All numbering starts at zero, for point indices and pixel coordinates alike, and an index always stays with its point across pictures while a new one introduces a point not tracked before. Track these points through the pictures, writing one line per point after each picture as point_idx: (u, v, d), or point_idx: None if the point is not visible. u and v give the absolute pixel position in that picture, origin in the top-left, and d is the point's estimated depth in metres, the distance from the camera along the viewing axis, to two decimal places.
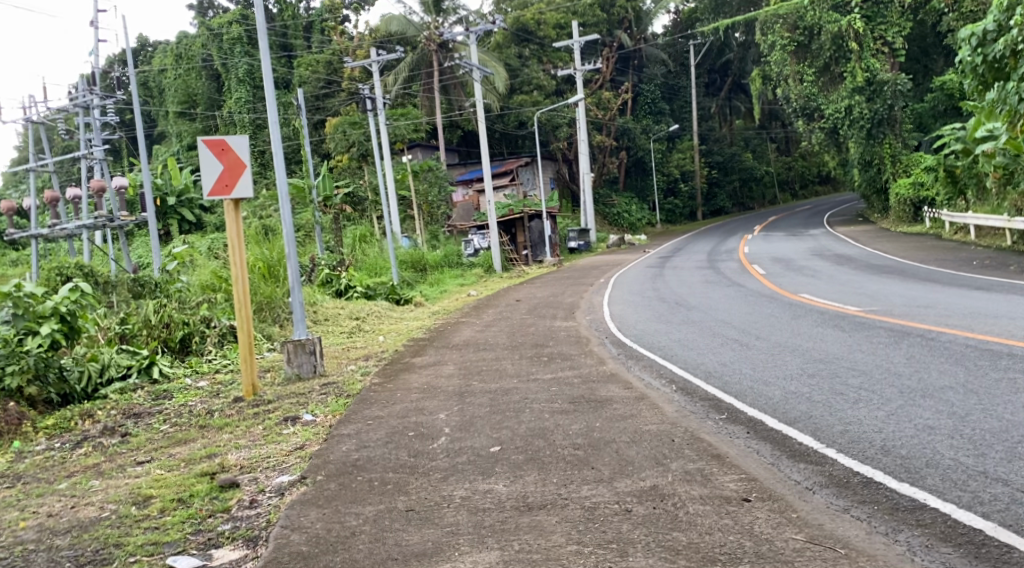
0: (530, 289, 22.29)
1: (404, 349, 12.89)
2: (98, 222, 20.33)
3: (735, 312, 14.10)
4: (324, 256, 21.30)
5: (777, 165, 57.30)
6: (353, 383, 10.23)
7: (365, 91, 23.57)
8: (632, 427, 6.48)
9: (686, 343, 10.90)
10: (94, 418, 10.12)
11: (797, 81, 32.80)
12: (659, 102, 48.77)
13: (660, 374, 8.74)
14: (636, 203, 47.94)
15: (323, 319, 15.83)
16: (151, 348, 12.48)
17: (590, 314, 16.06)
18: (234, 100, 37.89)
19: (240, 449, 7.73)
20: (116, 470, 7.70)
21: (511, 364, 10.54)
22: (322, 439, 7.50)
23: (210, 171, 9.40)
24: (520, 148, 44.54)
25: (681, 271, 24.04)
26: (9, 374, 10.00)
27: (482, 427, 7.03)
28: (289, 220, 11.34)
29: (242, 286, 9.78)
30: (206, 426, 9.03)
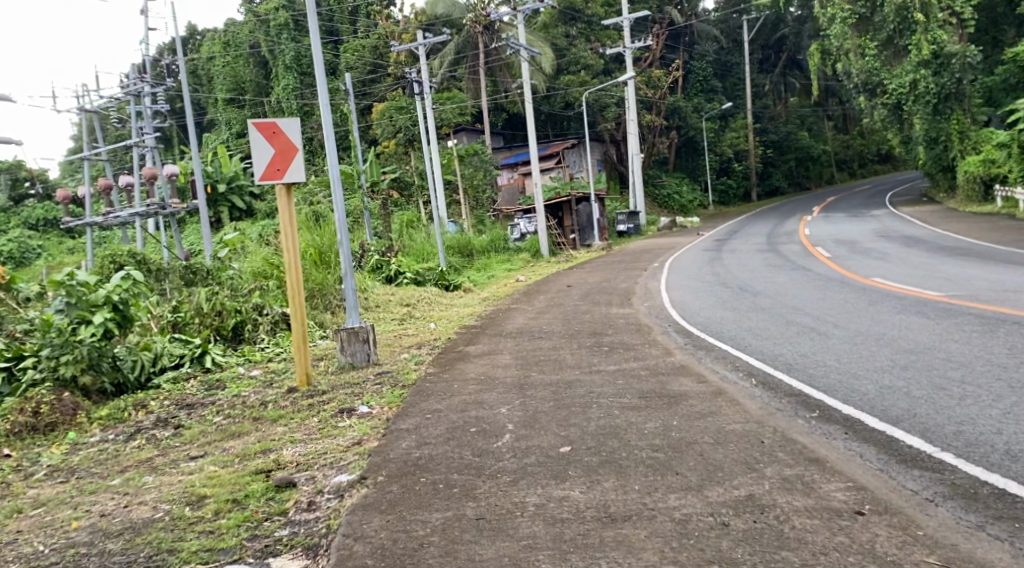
0: (582, 274, 21.79)
1: (458, 336, 12.52)
2: (150, 210, 20.23)
3: (805, 298, 13.52)
4: (374, 242, 21.03)
5: (833, 143, 55.88)
6: (408, 372, 9.91)
7: (411, 74, 23.18)
8: (715, 428, 6.09)
9: (758, 332, 10.38)
10: (147, 409, 9.91)
11: (858, 55, 32.32)
12: (710, 81, 47.74)
13: (734, 366, 8.25)
14: (687, 185, 47.16)
15: (374, 306, 15.54)
16: (203, 336, 12.29)
17: (648, 300, 15.55)
18: (282, 86, 37.75)
19: (295, 445, 7.42)
20: (169, 465, 7.44)
21: (571, 354, 10.13)
22: (379, 434, 7.14)
23: (261, 155, 9.10)
24: (566, 130, 43.90)
25: (739, 254, 23.42)
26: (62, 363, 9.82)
27: (548, 424, 6.62)
28: (342, 206, 11.00)
29: (295, 274, 9.47)
30: (259, 418, 8.74)
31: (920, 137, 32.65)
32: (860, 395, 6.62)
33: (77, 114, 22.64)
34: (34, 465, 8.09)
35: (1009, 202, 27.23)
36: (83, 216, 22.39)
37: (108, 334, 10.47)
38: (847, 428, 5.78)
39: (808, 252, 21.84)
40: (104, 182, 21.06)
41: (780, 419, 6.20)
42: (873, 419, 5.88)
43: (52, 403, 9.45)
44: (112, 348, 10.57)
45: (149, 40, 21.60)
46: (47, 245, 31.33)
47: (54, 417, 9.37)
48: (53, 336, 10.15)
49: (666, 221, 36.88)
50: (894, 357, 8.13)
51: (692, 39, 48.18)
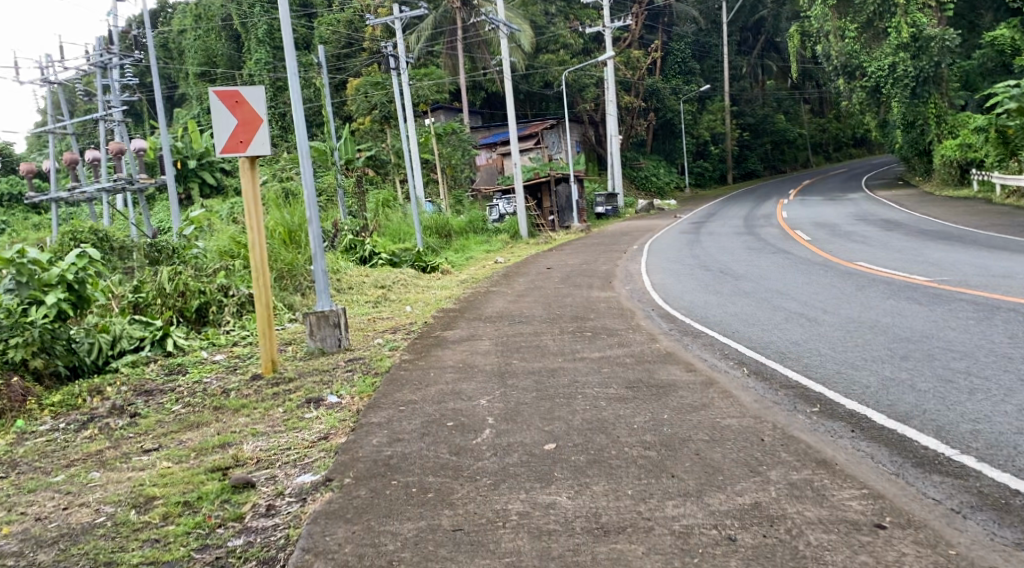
0: (560, 256, 21.30)
1: (434, 321, 12.00)
2: (116, 186, 19.44)
3: (789, 282, 13.10)
4: (347, 221, 20.45)
5: (811, 126, 55.62)
6: (381, 359, 9.41)
7: (387, 49, 22.46)
8: (708, 422, 5.66)
9: (745, 317, 9.93)
10: (103, 395, 9.34)
11: (838, 37, 32.03)
12: (689, 61, 47.25)
13: (724, 355, 7.80)
14: (665, 167, 46.85)
15: (347, 288, 14.97)
16: (165, 319, 11.71)
17: (629, 284, 15.10)
18: (254, 61, 36.90)
19: (259, 439, 6.91)
20: (121, 459, 6.90)
21: (551, 340, 9.66)
22: (348, 429, 6.63)
23: (223, 126, 8.53)
24: (544, 110, 43.32)
25: (719, 236, 23.01)
26: (11, 346, 9.24)
27: (530, 418, 6.14)
28: (311, 183, 10.42)
29: (261, 254, 8.91)
30: (220, 408, 8.20)
31: (899, 121, 32.43)
32: (863, 388, 6.18)
33: (41, 87, 21.78)
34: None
35: (985, 186, 27.07)
36: (48, 191, 21.56)
37: (62, 316, 9.87)
38: (855, 425, 5.33)
39: (788, 235, 21.48)
40: (69, 157, 20.24)
41: (780, 414, 5.74)
42: (881, 414, 5.46)
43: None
44: (67, 331, 9.96)
45: (118, 11, 20.76)
46: (12, 222, 30.38)
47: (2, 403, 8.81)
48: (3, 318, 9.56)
49: (644, 203, 36.45)
50: (892, 345, 7.70)
51: (671, 19, 47.68)
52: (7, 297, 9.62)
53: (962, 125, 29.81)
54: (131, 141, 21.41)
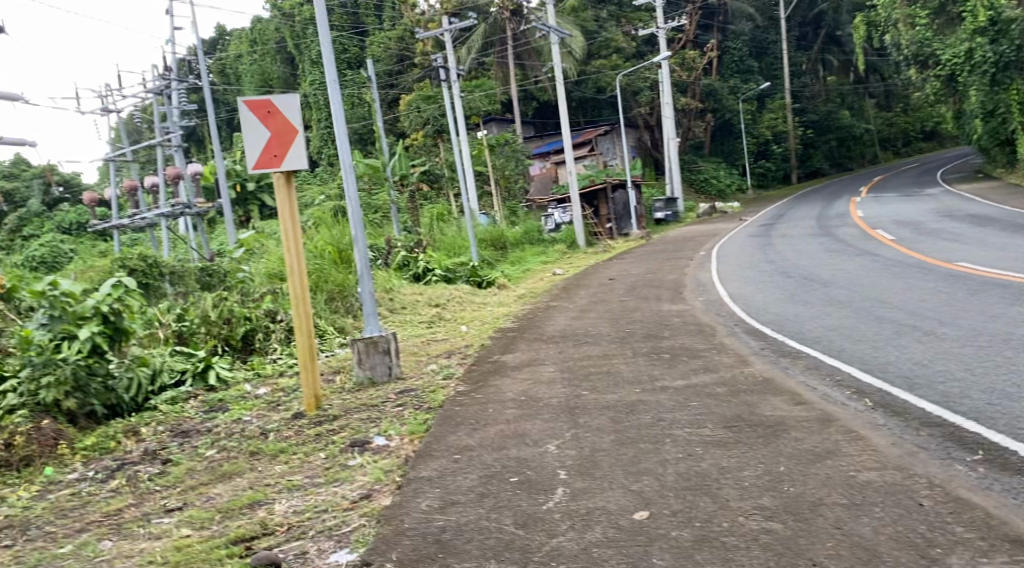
0: (622, 265, 20.13)
1: (492, 343, 10.90)
2: (173, 211, 18.45)
3: (887, 288, 11.72)
4: (399, 238, 19.57)
5: (877, 122, 53.40)
6: (435, 391, 8.33)
7: (437, 60, 21.51)
8: (840, 475, 4.49)
9: (849, 332, 8.63)
10: (139, 436, 8.36)
11: (908, 26, 30.24)
12: (746, 60, 45.78)
13: (837, 382, 6.56)
14: (725, 168, 45.35)
15: (400, 307, 13.99)
16: (209, 348, 10.75)
17: (703, 295, 13.83)
18: (310, 82, 36.61)
19: (297, 495, 5.87)
20: (142, 524, 5.93)
21: (625, 364, 8.52)
22: (395, 486, 5.54)
23: (255, 139, 7.57)
24: (599, 116, 42.24)
25: (792, 239, 21.57)
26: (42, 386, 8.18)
27: (611, 472, 5.01)
28: (354, 198, 9.42)
29: (300, 280, 7.87)
30: (257, 453, 7.19)
31: (977, 111, 30.50)
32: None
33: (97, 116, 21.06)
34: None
35: None
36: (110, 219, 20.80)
37: (98, 350, 8.76)
38: None
39: (869, 235, 19.99)
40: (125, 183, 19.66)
41: (930, 464, 4.54)
42: None
43: (27, 433, 7.85)
44: (105, 366, 8.88)
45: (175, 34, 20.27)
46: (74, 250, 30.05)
47: (31, 449, 7.72)
48: (33, 355, 8.43)
49: (706, 207, 35.03)
50: None
51: (726, 18, 46.22)
52: (39, 332, 8.51)
53: None
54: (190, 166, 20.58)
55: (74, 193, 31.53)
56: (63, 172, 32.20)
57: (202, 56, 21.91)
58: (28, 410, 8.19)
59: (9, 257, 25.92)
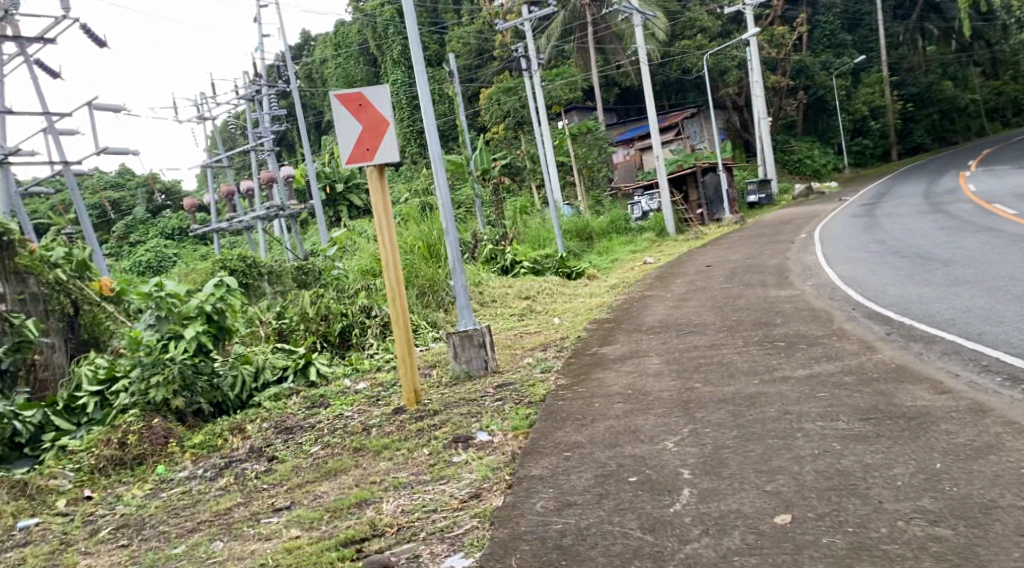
0: (718, 251, 19.50)
1: (589, 334, 10.52)
2: (269, 214, 18.49)
3: (1017, 266, 11.30)
4: (487, 231, 19.28)
5: (983, 91, 50.82)
6: (535, 385, 7.99)
7: (519, 49, 21.14)
8: (1009, 471, 4.23)
9: (987, 316, 8.39)
10: (245, 434, 8.09)
11: None
12: (839, 34, 44.12)
13: (985, 369, 6.35)
14: (819, 148, 43.88)
15: (490, 301, 13.74)
16: (309, 345, 10.55)
17: (810, 278, 13.22)
18: (394, 81, 36.68)
19: (405, 494, 5.46)
20: (251, 523, 5.61)
21: (736, 355, 8.13)
22: (505, 486, 5.22)
23: (347, 133, 7.27)
24: (685, 99, 41.32)
25: (900, 217, 20.65)
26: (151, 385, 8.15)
27: (741, 472, 4.67)
28: (445, 189, 9.17)
29: (394, 273, 7.59)
30: (360, 449, 6.84)
31: None
32: None
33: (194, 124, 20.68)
34: (104, 516, 6.54)
35: None
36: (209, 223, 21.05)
37: (202, 349, 8.68)
38: None
39: (985, 210, 19.00)
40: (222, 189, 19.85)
41: None
42: None
43: (140, 431, 7.74)
44: (209, 365, 8.79)
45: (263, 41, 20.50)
46: None
47: (143, 448, 7.63)
48: (141, 355, 8.46)
49: (801, 188, 33.86)
50: None
51: None
52: (146, 332, 8.52)
53: None
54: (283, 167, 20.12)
55: (174, 200, 32.21)
56: (164, 181, 32.96)
57: (290, 60, 21.85)
58: (139, 409, 8.14)
59: (115, 263, 26.69)
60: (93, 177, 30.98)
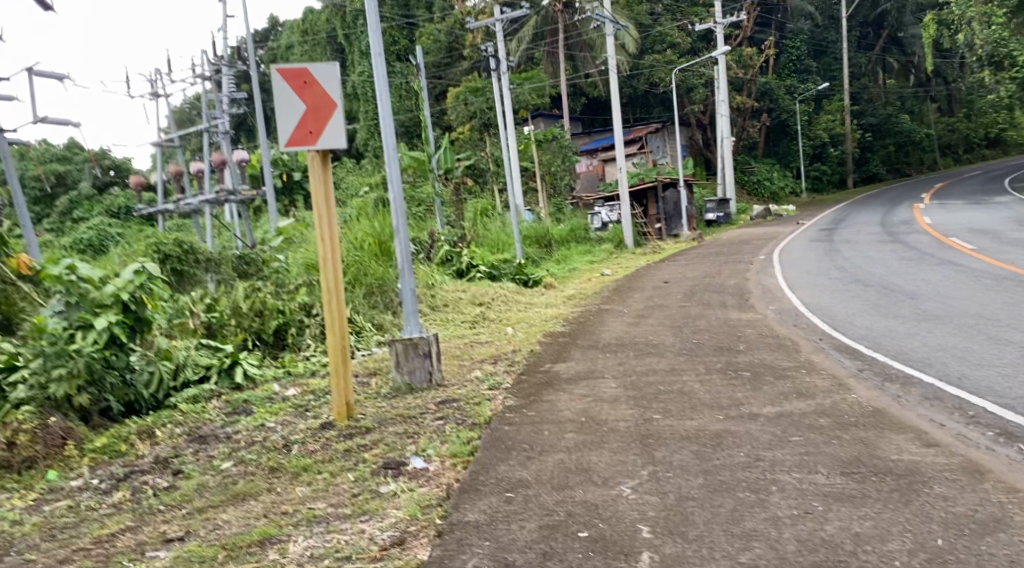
0: (677, 268, 18.97)
1: (542, 348, 9.85)
2: (217, 197, 16.73)
3: (984, 303, 10.99)
4: (443, 231, 18.56)
5: (938, 126, 51.38)
6: (481, 403, 7.21)
7: (487, 48, 20.34)
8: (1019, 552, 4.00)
9: (964, 357, 8.16)
10: (155, 439, 7.14)
11: (983, 25, 28.37)
12: (804, 59, 44.11)
13: (972, 422, 6.10)
14: (779, 170, 43.89)
15: (441, 305, 12.98)
16: (237, 343, 9.33)
17: (773, 302, 12.73)
18: (358, 73, 35.59)
19: (317, 533, 4.68)
20: (134, 558, 4.74)
21: (700, 383, 7.53)
22: (434, 534, 4.52)
23: (287, 113, 6.43)
24: (650, 113, 40.95)
25: (858, 244, 20.38)
26: (56, 379, 7.13)
27: (712, 543, 4.17)
28: (397, 182, 8.37)
29: (334, 271, 6.67)
30: (277, 469, 5.89)
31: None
32: None
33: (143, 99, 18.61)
34: None
35: None
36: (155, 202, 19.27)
37: (116, 342, 7.55)
38: None
39: (942, 242, 18.83)
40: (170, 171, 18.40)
41: None
42: None
43: (33, 430, 6.79)
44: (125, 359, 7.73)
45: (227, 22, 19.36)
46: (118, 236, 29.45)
47: (34, 450, 6.68)
48: (46, 345, 7.27)
49: (760, 210, 33.60)
50: None
51: (784, 15, 44.58)
52: (52, 319, 7.33)
53: None
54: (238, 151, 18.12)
55: (123, 178, 30.87)
56: (112, 157, 31.56)
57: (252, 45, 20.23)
58: (37, 405, 7.11)
59: (56, 239, 25.33)
60: (35, 148, 29.47)
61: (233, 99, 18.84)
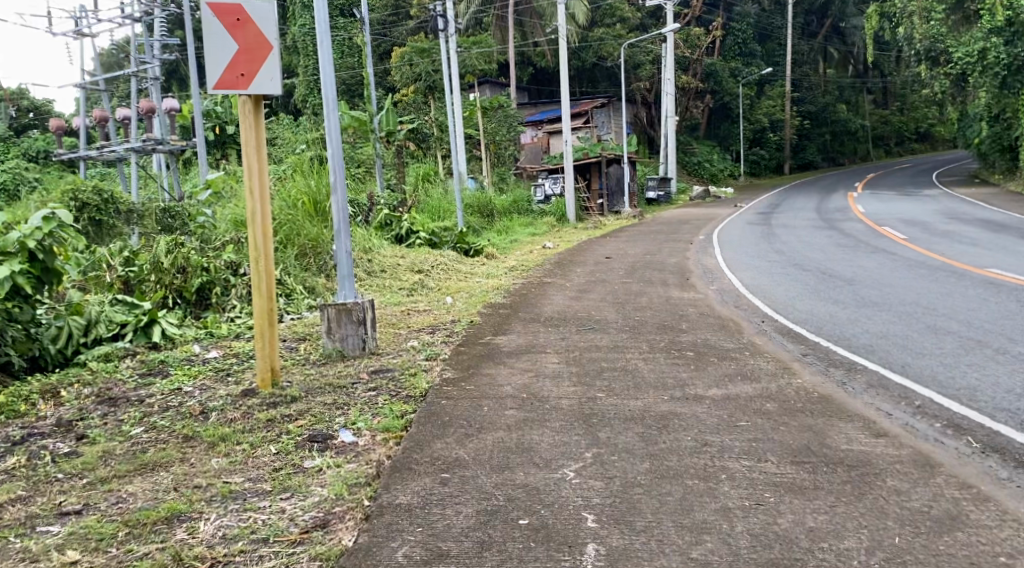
0: (618, 244, 18.78)
1: (483, 320, 9.53)
2: (144, 146, 15.86)
3: (921, 292, 10.99)
4: (382, 194, 18.03)
5: (873, 118, 52.22)
6: (417, 374, 6.87)
7: (435, 8, 19.76)
8: (979, 555, 3.84)
9: (905, 346, 8.07)
10: (58, 400, 6.59)
11: (923, 19, 28.21)
12: (750, 42, 44.20)
13: (920, 412, 5.97)
14: (719, 152, 44.11)
15: (378, 271, 12.51)
16: (156, 301, 8.77)
17: (715, 282, 12.58)
18: (298, 26, 34.43)
19: (232, 511, 4.29)
20: (22, 534, 4.27)
21: (645, 362, 7.28)
22: (361, 517, 4.18)
23: (218, 53, 5.95)
24: (596, 87, 40.65)
25: (795, 228, 20.46)
26: None
27: (662, 536, 3.93)
28: (335, 137, 7.91)
29: (263, 229, 6.22)
30: (192, 438, 5.46)
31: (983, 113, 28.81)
32: None
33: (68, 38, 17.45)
34: None
35: None
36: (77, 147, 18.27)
37: (19, 293, 6.98)
38: None
39: (876, 230, 19.00)
40: (94, 115, 17.34)
41: None
42: None
43: None
44: (29, 312, 7.16)
45: None
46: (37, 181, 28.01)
47: None
48: None
49: (700, 190, 33.68)
50: None
51: None
52: None
53: None
54: (168, 99, 17.23)
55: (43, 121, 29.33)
56: (33, 98, 29.93)
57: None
58: None
59: None
60: None
61: (164, 44, 17.80)
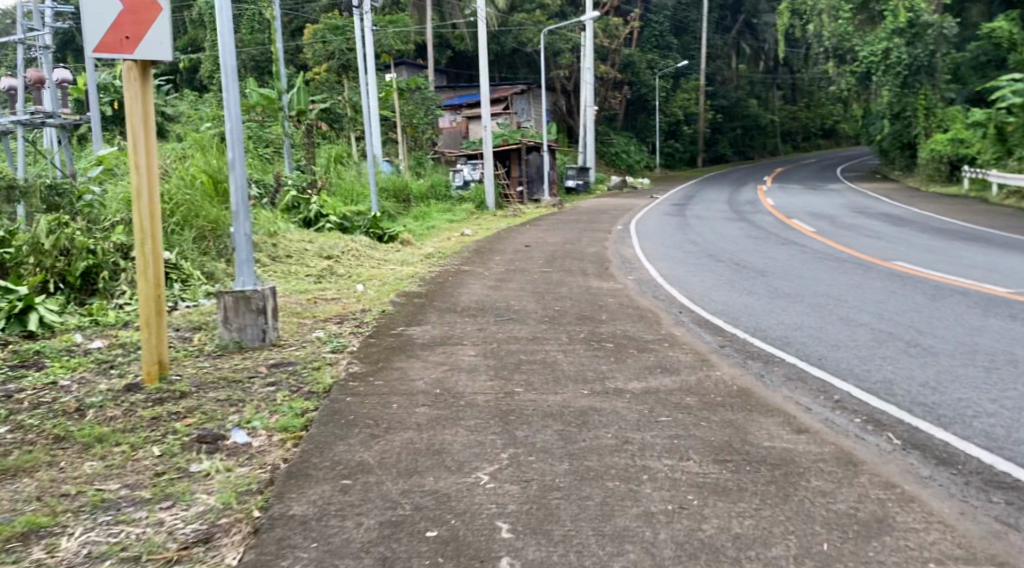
0: (536, 232, 18.51)
1: (395, 309, 9.13)
2: (32, 120, 14.79)
3: (832, 283, 11.03)
4: (291, 176, 17.35)
5: (782, 113, 53.24)
6: (321, 367, 6.46)
7: None
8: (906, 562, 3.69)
9: (820, 337, 8.01)
10: None
11: (831, 18, 28.79)
12: (667, 35, 44.37)
13: (839, 406, 5.85)
14: (635, 143, 44.33)
15: (283, 256, 11.94)
16: (34, 285, 8.10)
17: (631, 272, 12.41)
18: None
19: (104, 525, 3.85)
20: None
21: (564, 354, 7.02)
22: (249, 531, 3.80)
23: (100, 12, 5.44)
24: (515, 74, 40.30)
25: (707, 220, 20.58)
26: None
27: (578, 548, 3.66)
28: (234, 112, 7.39)
29: (151, 208, 5.72)
30: (65, 439, 4.95)
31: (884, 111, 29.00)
32: None
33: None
34: None
35: (978, 185, 23.03)
36: None
37: None
38: None
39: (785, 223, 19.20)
40: None
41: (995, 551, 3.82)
42: None
43: None
44: None
45: None
46: None
47: None
48: None
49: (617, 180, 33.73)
50: None
51: None
52: None
53: (949, 118, 26.13)
54: (60, 71, 16.10)
55: None
56: None
57: None
58: None
59: None
60: None
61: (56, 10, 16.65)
